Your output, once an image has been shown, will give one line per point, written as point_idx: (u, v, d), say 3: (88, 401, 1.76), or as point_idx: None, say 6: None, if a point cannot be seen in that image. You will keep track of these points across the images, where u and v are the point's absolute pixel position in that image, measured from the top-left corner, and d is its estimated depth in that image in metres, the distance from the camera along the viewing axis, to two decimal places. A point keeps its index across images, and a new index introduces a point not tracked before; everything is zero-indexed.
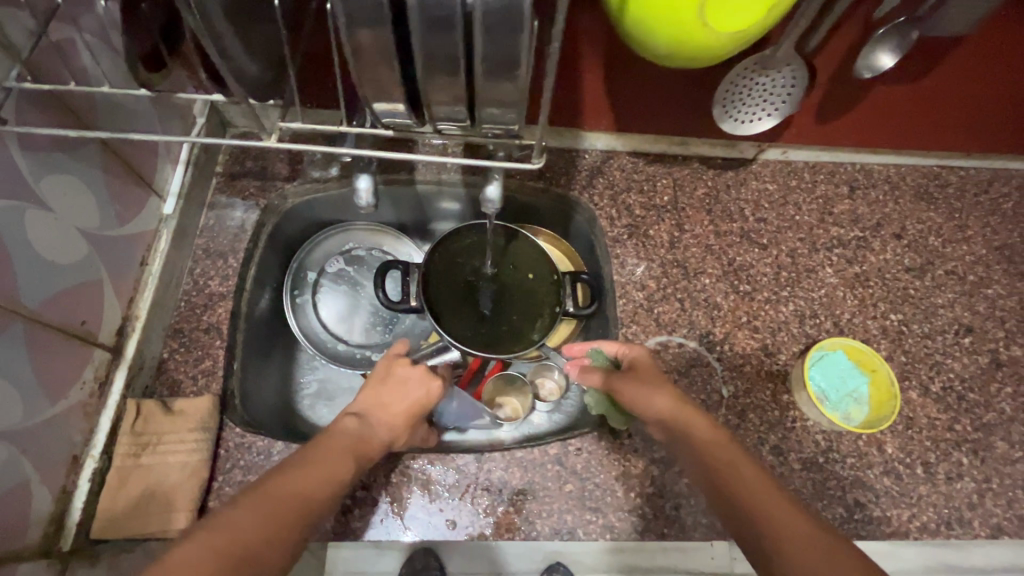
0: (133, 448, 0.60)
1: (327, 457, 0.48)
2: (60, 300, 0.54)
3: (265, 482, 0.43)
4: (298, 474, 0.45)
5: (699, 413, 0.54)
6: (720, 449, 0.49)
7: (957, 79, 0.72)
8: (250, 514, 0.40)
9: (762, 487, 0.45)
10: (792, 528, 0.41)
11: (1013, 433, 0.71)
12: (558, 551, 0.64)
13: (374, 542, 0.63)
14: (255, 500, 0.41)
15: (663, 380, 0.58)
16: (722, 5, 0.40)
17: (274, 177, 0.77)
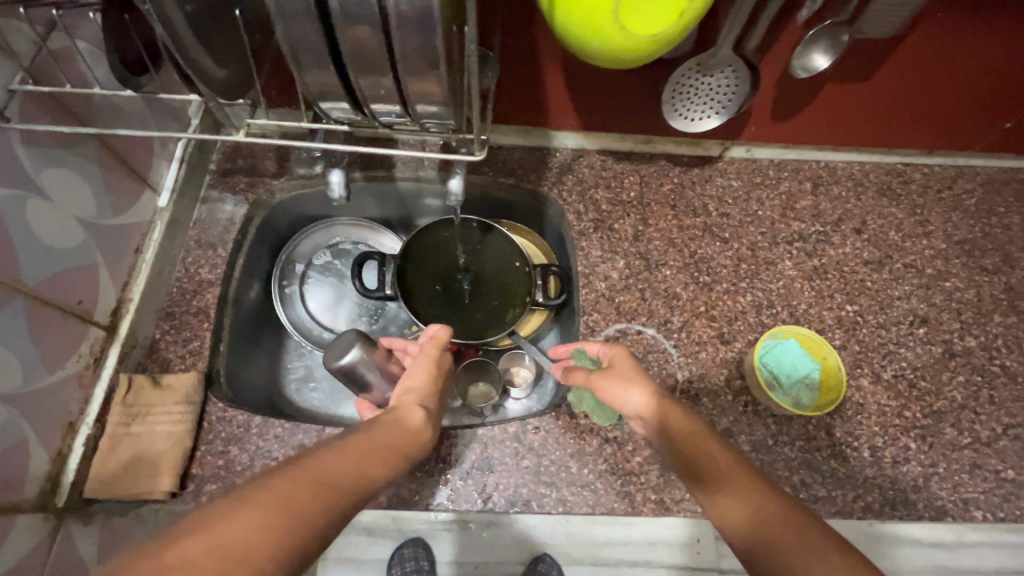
0: (124, 417, 0.65)
1: (372, 445, 0.45)
2: (58, 281, 0.60)
3: (310, 458, 0.40)
4: (348, 456, 0.42)
5: (674, 405, 0.56)
6: (696, 437, 0.51)
7: (910, 77, 0.75)
8: (301, 486, 0.37)
9: (733, 470, 0.47)
10: (760, 502, 0.43)
11: (962, 420, 0.73)
12: (545, 543, 0.68)
13: (368, 531, 0.69)
14: (305, 473, 0.38)
15: (644, 378, 0.60)
16: (633, 11, 0.44)
17: (262, 173, 0.83)
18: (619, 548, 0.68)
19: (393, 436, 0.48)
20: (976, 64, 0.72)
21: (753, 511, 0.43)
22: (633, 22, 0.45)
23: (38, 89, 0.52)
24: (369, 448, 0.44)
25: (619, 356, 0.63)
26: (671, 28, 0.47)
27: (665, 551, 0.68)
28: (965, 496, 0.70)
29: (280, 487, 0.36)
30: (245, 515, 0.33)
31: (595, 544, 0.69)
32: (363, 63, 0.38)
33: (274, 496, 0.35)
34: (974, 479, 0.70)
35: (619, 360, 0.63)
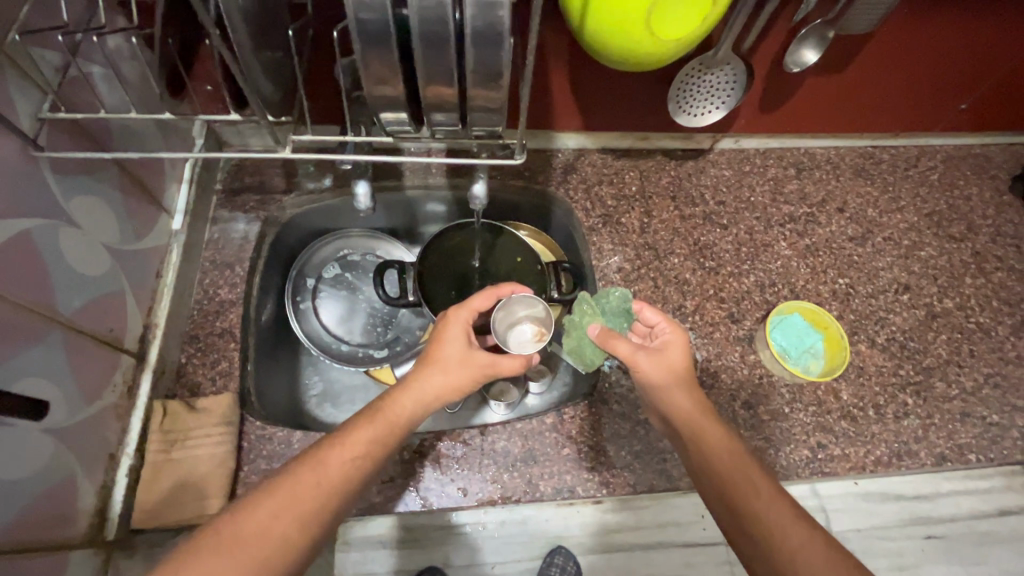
0: (163, 444, 0.65)
1: (345, 445, 0.52)
2: (91, 309, 0.59)
3: (283, 478, 0.49)
4: (316, 468, 0.49)
5: (716, 419, 0.59)
6: (734, 455, 0.55)
7: (876, 68, 0.83)
8: (259, 517, 0.46)
9: (769, 498, 0.51)
10: (794, 539, 0.48)
11: (949, 374, 0.81)
12: (560, 536, 0.70)
13: (380, 542, 0.69)
14: (274, 498, 0.47)
15: (688, 379, 0.61)
16: (664, 15, 0.48)
17: (272, 190, 0.83)
18: (631, 534, 0.71)
19: (373, 426, 0.53)
20: (933, 53, 0.81)
21: (790, 548, 0.48)
22: (660, 27, 0.49)
23: (70, 116, 0.52)
24: (341, 451, 0.51)
25: (674, 345, 0.63)
26: (694, 31, 0.50)
27: (676, 534, 0.72)
28: (960, 442, 0.77)
29: (255, 516, 0.46)
30: (226, 545, 0.44)
31: (607, 533, 0.71)
32: (435, 71, 0.41)
33: (234, 532, 0.45)
34: (966, 426, 0.78)
35: (671, 353, 0.62)
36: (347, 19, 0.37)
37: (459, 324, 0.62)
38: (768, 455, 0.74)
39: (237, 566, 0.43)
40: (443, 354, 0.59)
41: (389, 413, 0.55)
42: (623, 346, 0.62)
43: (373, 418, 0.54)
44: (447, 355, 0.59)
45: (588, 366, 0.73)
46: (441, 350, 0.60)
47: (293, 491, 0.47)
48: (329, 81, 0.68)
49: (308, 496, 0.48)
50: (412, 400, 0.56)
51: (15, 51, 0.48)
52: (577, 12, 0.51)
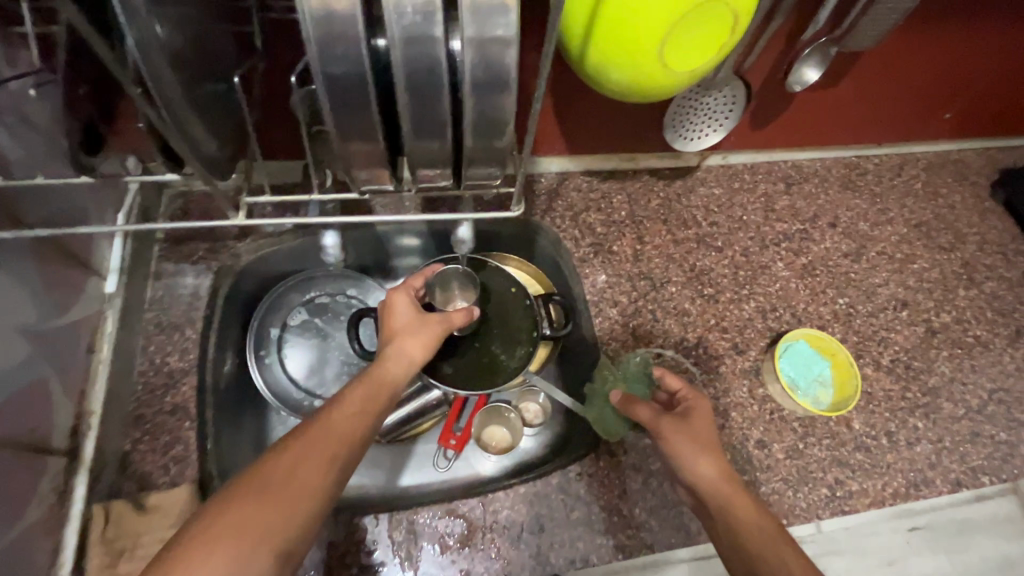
0: (108, 557, 0.55)
1: (345, 403, 0.52)
2: (5, 409, 0.50)
3: (294, 438, 0.48)
4: (325, 427, 0.49)
5: (744, 492, 0.54)
6: (765, 530, 0.50)
7: (869, 79, 0.80)
8: (281, 469, 0.45)
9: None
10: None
11: (955, 393, 0.79)
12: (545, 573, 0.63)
13: None
14: (289, 452, 0.46)
15: (712, 443, 0.57)
16: (680, 44, 0.43)
17: (223, 236, 0.73)
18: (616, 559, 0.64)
19: (364, 385, 0.54)
20: (926, 63, 0.79)
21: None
22: (674, 57, 0.43)
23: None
24: (343, 409, 0.51)
25: (698, 408, 0.60)
26: (707, 64, 0.45)
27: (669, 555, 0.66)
28: (972, 464, 0.75)
29: (272, 468, 0.45)
30: (246, 498, 0.42)
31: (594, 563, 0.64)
32: (424, 126, 0.36)
33: (260, 485, 0.43)
34: (976, 446, 0.76)
35: (695, 417, 0.59)
36: (313, 73, 0.32)
37: (403, 297, 0.63)
38: (787, 497, 0.70)
39: (257, 512, 0.42)
40: (397, 320, 0.62)
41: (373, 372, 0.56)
42: (644, 411, 0.60)
43: (363, 380, 0.54)
44: (404, 318, 0.62)
45: (612, 437, 0.69)
46: (394, 318, 0.62)
47: (307, 445, 0.47)
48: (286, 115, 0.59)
49: (324, 447, 0.47)
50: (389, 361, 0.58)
51: None
52: (578, 43, 0.45)
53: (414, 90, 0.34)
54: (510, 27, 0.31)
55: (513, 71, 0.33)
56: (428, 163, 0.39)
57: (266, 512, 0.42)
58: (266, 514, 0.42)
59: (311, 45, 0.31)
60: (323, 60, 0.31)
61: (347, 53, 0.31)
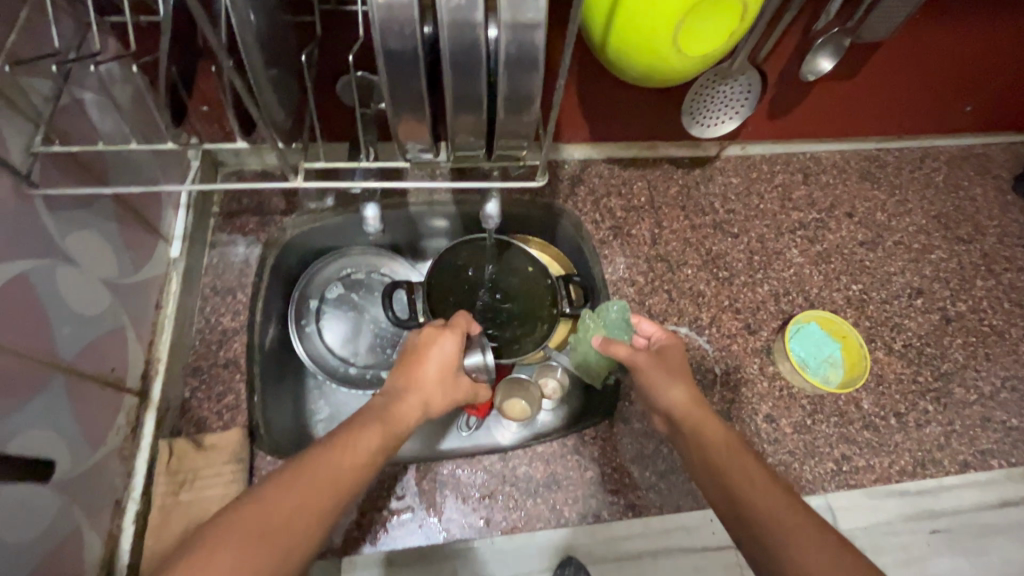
0: (171, 486, 0.62)
1: (358, 437, 0.47)
2: (91, 350, 0.56)
3: (298, 465, 0.43)
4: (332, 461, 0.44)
5: (714, 414, 0.56)
6: (730, 446, 0.52)
7: (886, 72, 0.82)
8: (281, 507, 0.40)
9: (770, 491, 0.47)
10: (790, 527, 0.44)
11: (967, 379, 0.81)
12: (570, 545, 0.67)
13: (383, 562, 0.65)
14: (289, 487, 0.41)
15: (685, 377, 0.60)
16: (693, 32, 0.47)
17: (272, 212, 0.80)
18: (639, 540, 0.68)
19: (379, 426, 0.49)
20: (946, 55, 0.80)
21: (785, 536, 0.44)
22: (688, 43, 0.48)
23: (65, 148, 0.49)
24: (357, 442, 0.46)
25: (671, 347, 0.63)
26: (720, 49, 0.50)
27: (683, 538, 0.69)
28: (982, 448, 0.77)
29: (266, 504, 0.40)
30: (236, 533, 0.38)
31: (618, 542, 0.68)
32: (464, 100, 0.40)
33: (255, 522, 0.39)
34: (987, 431, 0.78)
35: (670, 354, 0.62)
36: (375, 52, 0.36)
37: (448, 350, 0.58)
38: (793, 469, 0.73)
39: (247, 552, 0.37)
40: (431, 371, 0.56)
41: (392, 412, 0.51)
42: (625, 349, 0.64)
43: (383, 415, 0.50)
44: (445, 367, 0.57)
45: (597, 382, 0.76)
46: (430, 365, 0.57)
47: (313, 479, 0.42)
48: (333, 101, 0.65)
49: (328, 483, 0.43)
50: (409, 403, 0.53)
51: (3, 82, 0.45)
52: (601, 30, 0.49)
53: (457, 69, 0.38)
54: (540, 11, 0.35)
55: (542, 49, 0.37)
56: (465, 134, 0.44)
57: (259, 556, 0.37)
58: (257, 558, 0.37)
59: (374, 28, 0.35)
60: (384, 37, 0.35)
61: (404, 31, 0.36)
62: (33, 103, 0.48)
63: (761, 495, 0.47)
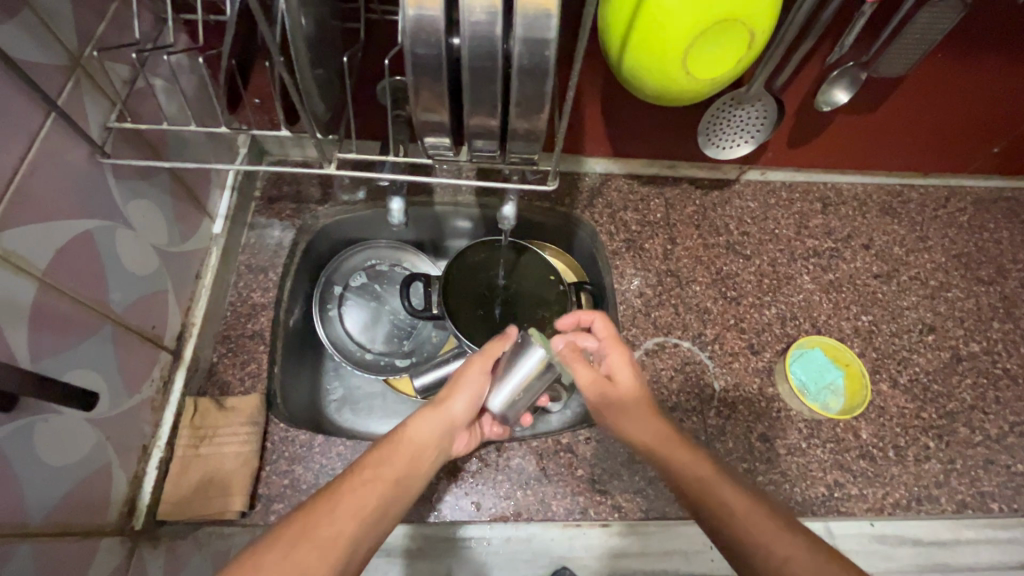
0: (193, 440, 0.67)
1: (362, 474, 0.53)
2: (137, 307, 0.62)
3: (298, 513, 0.48)
4: (333, 497, 0.50)
5: (681, 441, 0.60)
6: (705, 475, 0.56)
7: (909, 108, 0.83)
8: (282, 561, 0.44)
9: (751, 515, 0.51)
10: (781, 547, 0.49)
11: (973, 420, 0.80)
12: (565, 556, 0.69)
13: (385, 551, 0.68)
14: (297, 523, 0.47)
15: (640, 410, 0.63)
16: (700, 56, 0.51)
17: (308, 200, 0.86)
18: (637, 560, 0.70)
19: (382, 468, 0.55)
20: (971, 96, 0.81)
21: (779, 558, 0.48)
22: (697, 65, 0.52)
23: (135, 125, 0.55)
24: (356, 481, 0.52)
25: (622, 370, 0.65)
26: (729, 71, 0.53)
27: (682, 562, 0.70)
28: (982, 490, 0.76)
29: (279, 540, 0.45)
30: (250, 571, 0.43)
31: (612, 556, 0.70)
32: (481, 101, 0.44)
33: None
34: (989, 473, 0.77)
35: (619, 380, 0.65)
36: (404, 56, 0.41)
37: (479, 369, 0.64)
38: (784, 490, 0.74)
39: None
40: (456, 413, 0.63)
41: (407, 448, 0.58)
42: (586, 372, 0.64)
43: (386, 448, 0.57)
44: (474, 386, 0.64)
45: None
46: (452, 402, 0.63)
47: (311, 532, 0.47)
48: (371, 102, 0.71)
49: (329, 536, 0.47)
50: (430, 430, 0.60)
51: (90, 63, 0.53)
52: (616, 50, 0.53)
53: (475, 74, 0.42)
54: (551, 29, 0.39)
55: (553, 62, 0.41)
56: (481, 136, 0.49)
57: None
58: None
59: (405, 35, 0.40)
60: (413, 44, 0.40)
61: (430, 39, 0.40)
62: (111, 85, 0.55)
63: (746, 518, 0.51)
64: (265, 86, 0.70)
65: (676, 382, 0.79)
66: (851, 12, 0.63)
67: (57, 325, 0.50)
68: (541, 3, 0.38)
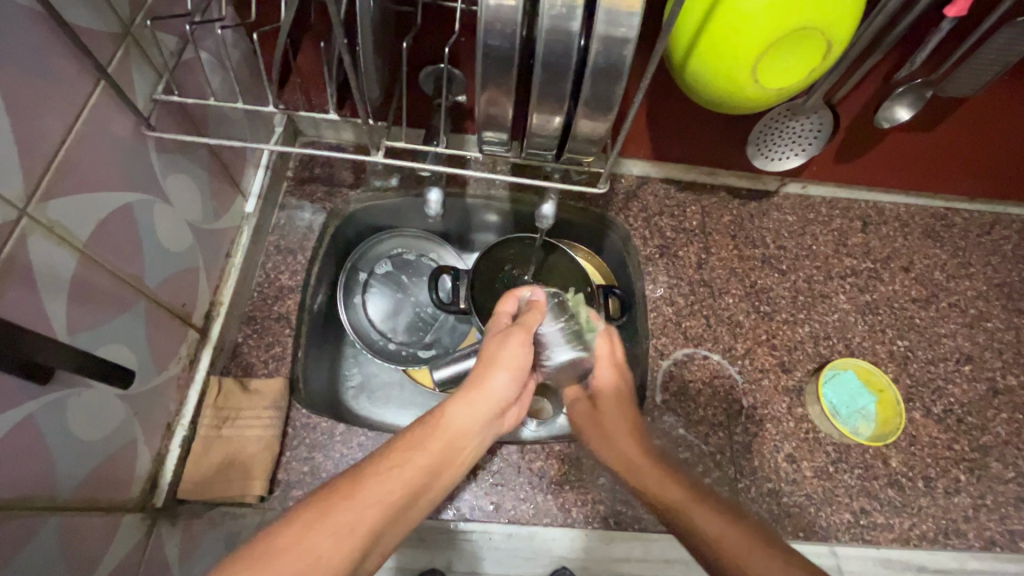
0: (216, 421, 0.67)
1: (409, 452, 0.47)
2: (171, 282, 0.62)
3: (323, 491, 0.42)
4: (365, 479, 0.43)
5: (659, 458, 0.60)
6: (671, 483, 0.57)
7: (967, 131, 0.80)
8: (316, 537, 0.38)
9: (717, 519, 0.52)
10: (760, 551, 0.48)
11: (1007, 455, 0.78)
12: (564, 557, 0.68)
13: None
14: (312, 512, 0.40)
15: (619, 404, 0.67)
16: (771, 66, 0.49)
17: (340, 184, 0.85)
18: (637, 566, 0.69)
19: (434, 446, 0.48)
20: None
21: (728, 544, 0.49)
22: (766, 75, 0.50)
23: (181, 99, 0.54)
24: (391, 460, 0.45)
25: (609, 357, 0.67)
26: (799, 82, 0.51)
27: (684, 570, 0.69)
28: (1012, 528, 0.74)
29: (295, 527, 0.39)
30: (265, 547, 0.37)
31: (615, 563, 0.69)
32: (548, 97, 0.43)
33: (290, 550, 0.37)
34: (1019, 512, 0.75)
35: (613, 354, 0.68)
36: (475, 46, 0.39)
37: (520, 343, 0.55)
38: (808, 512, 0.72)
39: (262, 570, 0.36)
40: (497, 390, 0.53)
41: (451, 430, 0.50)
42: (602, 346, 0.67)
43: (428, 428, 0.49)
44: (518, 358, 0.55)
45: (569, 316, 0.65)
46: (492, 379, 0.53)
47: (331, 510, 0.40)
48: (416, 88, 0.69)
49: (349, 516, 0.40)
50: (475, 417, 0.51)
51: (141, 33, 0.51)
52: (682, 52, 0.51)
53: (547, 68, 0.40)
54: (632, 28, 0.38)
55: (628, 63, 0.39)
56: (539, 133, 0.47)
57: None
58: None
59: (478, 24, 0.38)
60: (486, 34, 0.39)
61: (505, 30, 0.38)
62: (158, 58, 0.54)
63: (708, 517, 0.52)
64: (310, 67, 0.68)
65: (703, 395, 0.77)
66: (926, 28, 0.61)
67: (94, 298, 0.49)
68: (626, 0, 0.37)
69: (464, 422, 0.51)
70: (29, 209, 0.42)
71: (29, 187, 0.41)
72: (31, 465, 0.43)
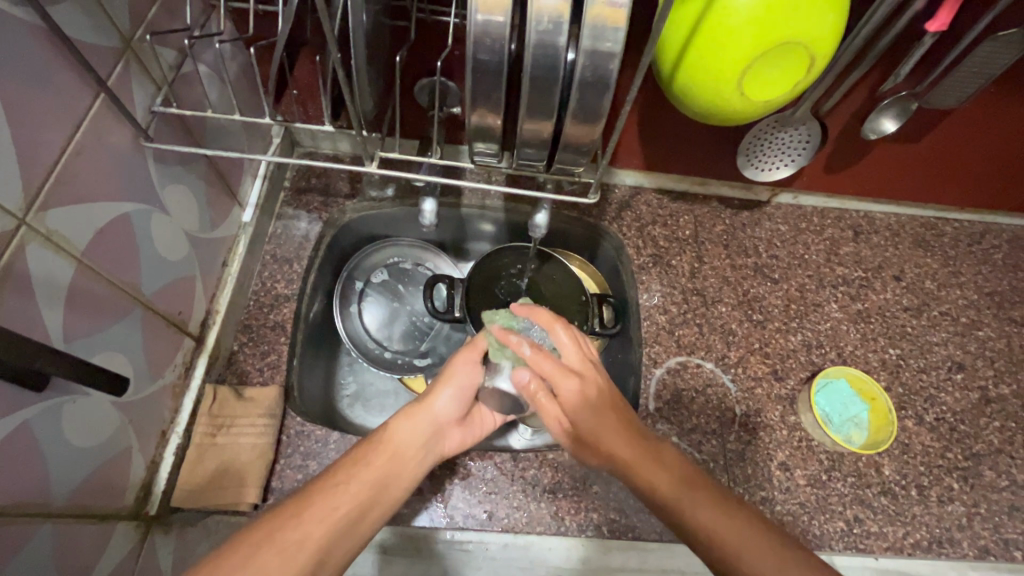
0: (210, 428, 0.67)
1: (352, 471, 0.53)
2: (167, 291, 0.62)
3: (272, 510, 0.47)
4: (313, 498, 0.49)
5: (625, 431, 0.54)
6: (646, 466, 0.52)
7: (953, 141, 0.82)
8: (266, 553, 0.44)
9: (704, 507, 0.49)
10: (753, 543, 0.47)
11: (1000, 464, 0.78)
12: (559, 567, 0.68)
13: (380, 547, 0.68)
14: (260, 532, 0.45)
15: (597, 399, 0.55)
16: (756, 78, 0.50)
17: (336, 194, 0.86)
18: None
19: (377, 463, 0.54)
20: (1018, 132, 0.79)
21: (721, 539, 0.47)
22: (752, 87, 0.51)
23: (179, 110, 0.55)
24: (335, 480, 0.51)
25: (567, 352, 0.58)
26: (785, 94, 0.52)
27: None
28: (1006, 536, 0.74)
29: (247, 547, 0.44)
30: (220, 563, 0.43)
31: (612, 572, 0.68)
32: (536, 108, 0.44)
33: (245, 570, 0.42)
34: (1013, 520, 0.75)
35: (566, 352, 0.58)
36: (466, 60, 0.40)
37: (465, 361, 0.61)
38: (802, 521, 0.72)
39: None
40: (441, 410, 0.60)
41: (395, 446, 0.56)
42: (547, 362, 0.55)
43: (372, 445, 0.55)
44: (462, 379, 0.61)
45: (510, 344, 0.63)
46: (438, 397, 0.60)
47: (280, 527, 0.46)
48: (411, 99, 0.71)
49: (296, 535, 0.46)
50: (417, 432, 0.58)
51: (140, 47, 0.53)
52: (669, 65, 0.53)
53: (535, 81, 0.41)
54: (617, 42, 0.39)
55: (614, 76, 0.40)
56: (528, 143, 0.48)
57: None
58: None
59: (468, 39, 0.39)
60: (475, 48, 0.40)
61: (494, 45, 0.40)
62: (157, 70, 0.55)
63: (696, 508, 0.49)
64: (307, 78, 0.70)
65: (696, 404, 0.78)
66: (909, 42, 0.63)
67: (90, 305, 0.50)
68: (611, 17, 0.38)
69: (407, 437, 0.57)
70: (28, 218, 0.42)
71: (28, 196, 0.42)
72: (24, 471, 0.44)
